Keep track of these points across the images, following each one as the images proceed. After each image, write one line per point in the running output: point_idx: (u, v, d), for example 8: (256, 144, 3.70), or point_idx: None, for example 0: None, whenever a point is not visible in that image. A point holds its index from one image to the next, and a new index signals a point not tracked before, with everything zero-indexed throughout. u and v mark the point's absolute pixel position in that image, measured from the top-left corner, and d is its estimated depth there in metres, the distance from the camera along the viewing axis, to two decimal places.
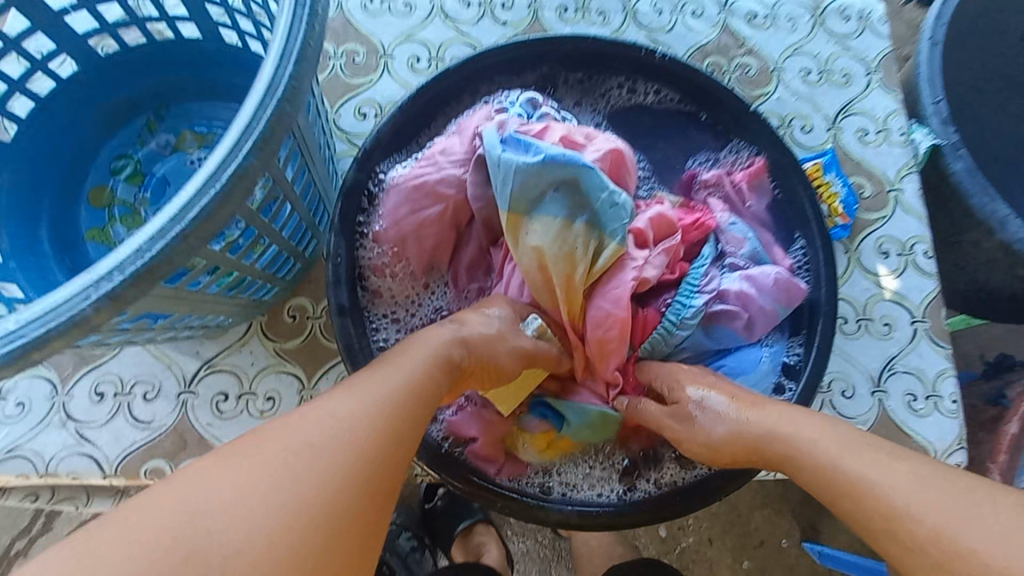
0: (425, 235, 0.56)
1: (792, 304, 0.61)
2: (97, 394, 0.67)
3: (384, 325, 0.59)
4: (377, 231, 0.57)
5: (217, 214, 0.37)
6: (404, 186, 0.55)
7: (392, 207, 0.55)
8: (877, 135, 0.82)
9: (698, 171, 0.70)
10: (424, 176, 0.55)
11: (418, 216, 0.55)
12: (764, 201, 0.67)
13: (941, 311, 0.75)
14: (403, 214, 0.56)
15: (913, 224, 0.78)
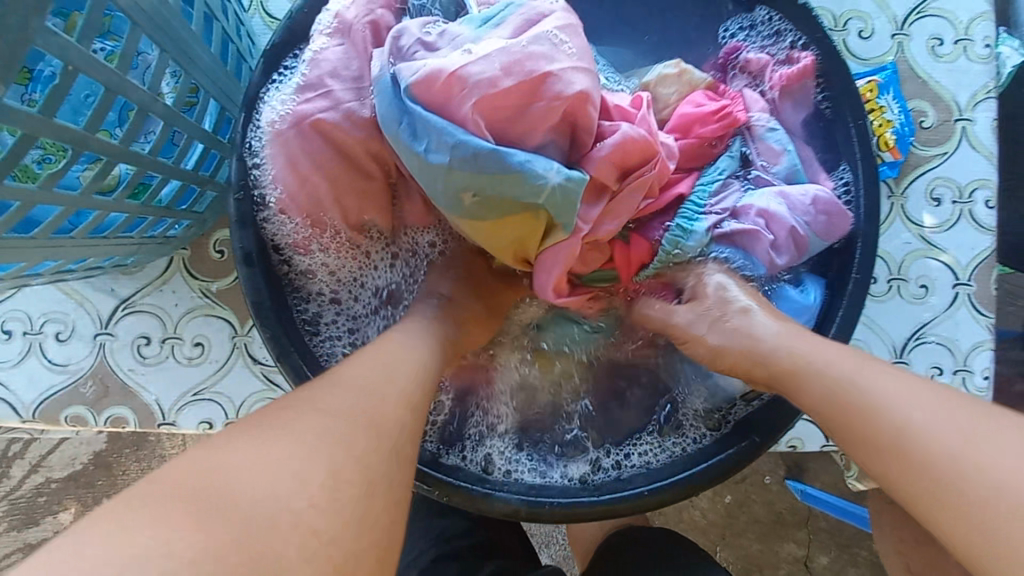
0: (341, 192, 0.44)
1: (833, 236, 0.50)
2: (5, 332, 0.59)
3: (323, 308, 0.49)
4: (280, 199, 0.44)
5: None
6: (297, 131, 0.42)
7: (290, 163, 0.43)
8: (954, 46, 0.64)
9: (740, 48, 0.54)
10: (316, 113, 0.42)
11: (325, 168, 0.43)
12: (803, 113, 0.53)
13: (992, 273, 0.63)
14: (303, 172, 0.43)
15: (980, 165, 0.63)
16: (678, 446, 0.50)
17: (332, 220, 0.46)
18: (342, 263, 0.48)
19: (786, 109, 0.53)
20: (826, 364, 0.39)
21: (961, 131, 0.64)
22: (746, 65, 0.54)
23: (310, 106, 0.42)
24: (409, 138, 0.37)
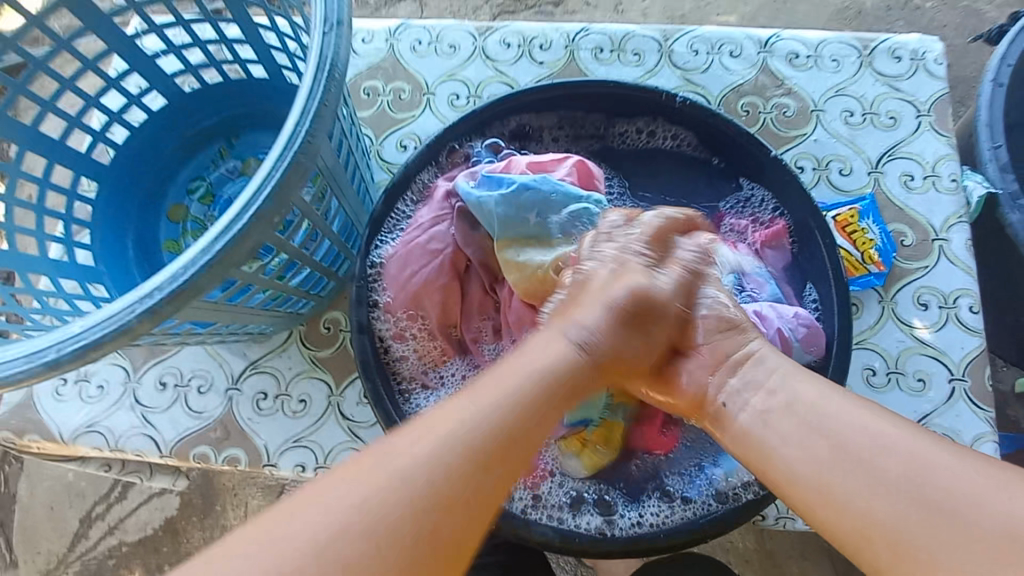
0: (430, 293, 0.61)
1: (814, 350, 0.61)
2: (161, 383, 0.76)
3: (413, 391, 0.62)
4: (387, 301, 0.61)
5: (240, 247, 0.39)
6: (401, 254, 0.61)
7: (396, 274, 0.60)
8: (924, 181, 0.78)
9: (726, 214, 0.70)
10: (415, 240, 0.61)
11: (419, 275, 0.60)
12: (784, 258, 0.66)
13: (985, 370, 0.70)
14: (410, 276, 0.61)
15: (960, 276, 0.74)
16: (686, 510, 0.56)
17: (424, 314, 0.62)
18: (427, 348, 0.63)
19: (769, 257, 0.67)
20: (776, 388, 0.47)
21: (939, 248, 0.75)
22: (735, 224, 0.69)
23: (418, 235, 0.61)
24: (484, 186, 0.59)
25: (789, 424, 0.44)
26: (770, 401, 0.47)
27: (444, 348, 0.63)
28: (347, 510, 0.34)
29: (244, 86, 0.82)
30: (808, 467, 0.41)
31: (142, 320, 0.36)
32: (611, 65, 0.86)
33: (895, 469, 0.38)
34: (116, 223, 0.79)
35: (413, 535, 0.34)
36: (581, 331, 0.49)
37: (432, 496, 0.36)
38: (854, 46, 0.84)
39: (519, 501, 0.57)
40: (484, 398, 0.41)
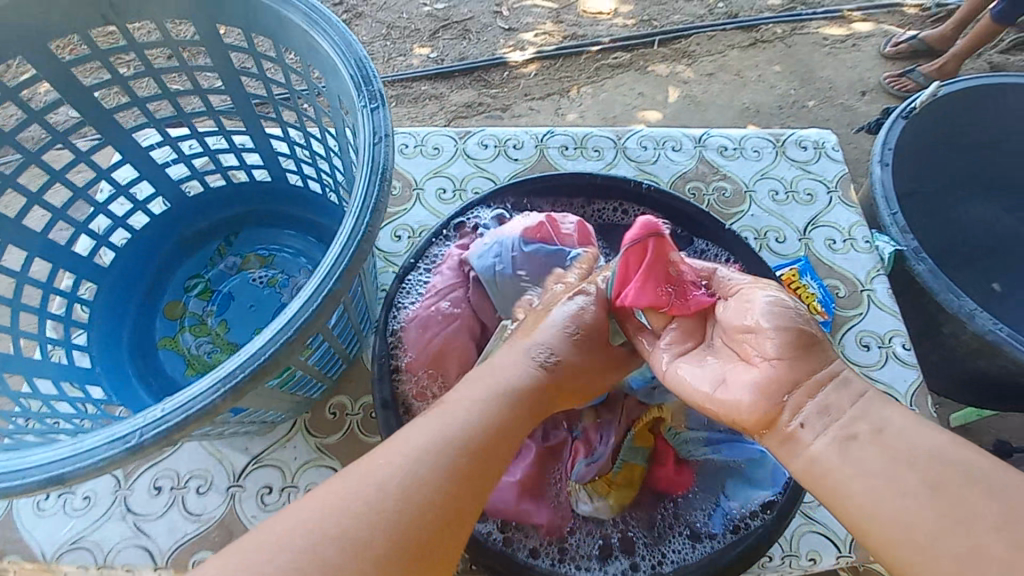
0: (449, 351, 0.67)
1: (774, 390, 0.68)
2: (156, 487, 0.73)
3: None
4: (407, 362, 0.67)
5: (312, 326, 0.43)
6: (419, 319, 0.68)
7: (415, 336, 0.67)
8: (844, 243, 0.93)
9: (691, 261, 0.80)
10: (431, 306, 0.69)
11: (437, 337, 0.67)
12: None
13: (928, 398, 0.82)
14: (429, 338, 0.68)
15: (889, 319, 0.87)
16: (709, 546, 0.60)
17: (442, 372, 0.67)
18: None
19: None
20: (860, 416, 0.46)
21: (868, 297, 0.89)
22: None
23: (438, 301, 0.69)
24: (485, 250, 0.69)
25: (870, 453, 0.43)
26: (854, 426, 0.45)
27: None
28: (343, 522, 0.38)
29: (245, 189, 0.88)
30: (895, 504, 0.40)
31: (225, 398, 0.39)
32: (576, 159, 0.99)
33: (989, 514, 0.38)
34: (112, 325, 0.80)
35: (406, 537, 0.39)
36: (545, 355, 0.54)
37: (421, 508, 0.40)
38: (769, 139, 1.03)
39: (547, 556, 0.61)
40: (438, 418, 0.46)
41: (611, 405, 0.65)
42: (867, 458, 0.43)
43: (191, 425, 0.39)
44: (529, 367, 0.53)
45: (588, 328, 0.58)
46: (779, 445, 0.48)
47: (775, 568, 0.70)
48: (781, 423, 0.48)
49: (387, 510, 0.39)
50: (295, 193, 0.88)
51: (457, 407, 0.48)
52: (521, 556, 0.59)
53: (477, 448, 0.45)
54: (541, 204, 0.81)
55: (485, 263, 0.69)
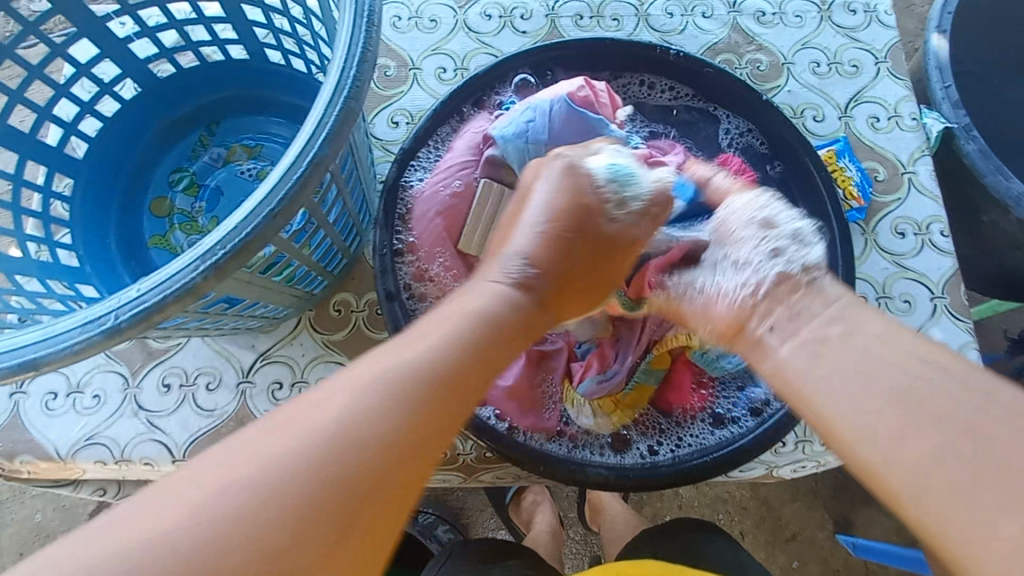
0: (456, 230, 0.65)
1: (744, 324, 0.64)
2: (165, 386, 0.72)
3: None
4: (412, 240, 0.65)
5: (299, 198, 0.38)
6: (427, 200, 0.65)
7: (426, 216, 0.65)
8: (889, 121, 0.84)
9: (725, 139, 0.72)
10: (439, 187, 0.65)
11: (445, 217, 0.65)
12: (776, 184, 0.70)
13: (960, 287, 0.77)
14: (435, 215, 0.64)
15: (929, 205, 0.80)
16: (728, 430, 0.60)
17: (446, 250, 0.65)
18: (449, 289, 0.66)
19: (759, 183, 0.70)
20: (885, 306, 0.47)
21: (909, 181, 0.81)
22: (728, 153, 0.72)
23: (448, 176, 0.65)
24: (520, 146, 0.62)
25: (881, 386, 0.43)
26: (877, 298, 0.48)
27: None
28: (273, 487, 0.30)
29: (221, 70, 0.79)
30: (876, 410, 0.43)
31: (207, 277, 0.35)
32: (592, 30, 0.87)
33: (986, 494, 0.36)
34: (97, 222, 0.75)
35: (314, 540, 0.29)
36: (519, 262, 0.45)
37: (408, 415, 0.34)
38: (814, 1, 0.89)
39: (560, 444, 0.59)
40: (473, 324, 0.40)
41: (629, 322, 0.60)
42: (831, 368, 0.40)
43: (172, 307, 0.35)
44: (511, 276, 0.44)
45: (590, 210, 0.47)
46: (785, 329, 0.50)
47: (788, 454, 0.71)
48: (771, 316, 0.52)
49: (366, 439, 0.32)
50: (277, 73, 0.78)
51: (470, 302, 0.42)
52: (529, 442, 0.58)
53: (445, 393, 0.36)
54: (565, 76, 0.72)
55: (516, 131, 0.62)
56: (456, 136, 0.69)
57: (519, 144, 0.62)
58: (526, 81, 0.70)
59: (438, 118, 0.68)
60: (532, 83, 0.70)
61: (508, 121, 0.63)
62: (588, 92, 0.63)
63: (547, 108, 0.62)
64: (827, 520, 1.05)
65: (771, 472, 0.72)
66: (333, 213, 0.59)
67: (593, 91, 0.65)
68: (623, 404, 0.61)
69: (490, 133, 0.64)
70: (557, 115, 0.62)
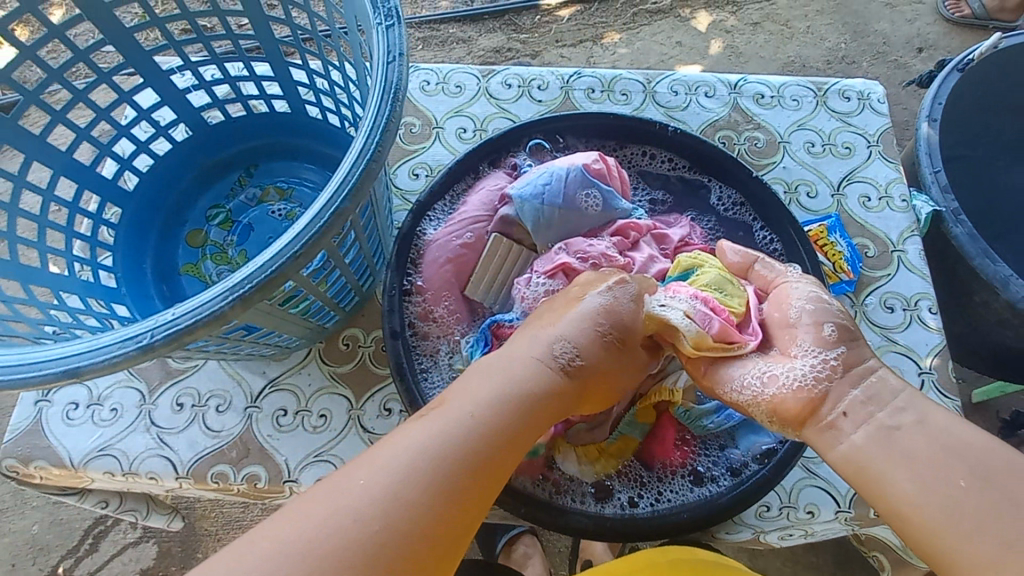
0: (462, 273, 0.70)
1: None
2: (178, 404, 0.77)
3: (427, 365, 0.68)
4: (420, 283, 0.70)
5: (320, 242, 0.43)
6: (438, 246, 0.71)
7: (435, 260, 0.70)
8: (879, 201, 0.88)
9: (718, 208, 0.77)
10: (452, 236, 0.71)
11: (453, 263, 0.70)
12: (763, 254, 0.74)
13: (948, 363, 0.79)
14: (445, 262, 0.70)
15: (918, 282, 0.83)
16: (706, 489, 0.61)
17: (452, 295, 0.70)
18: (449, 332, 0.70)
19: None
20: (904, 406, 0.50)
21: (898, 258, 0.85)
22: (717, 223, 0.77)
23: (460, 229, 0.71)
24: (534, 208, 0.69)
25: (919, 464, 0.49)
26: (899, 417, 0.50)
27: (464, 334, 0.71)
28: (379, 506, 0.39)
29: (264, 120, 0.87)
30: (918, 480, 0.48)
31: (233, 306, 0.40)
32: (602, 102, 0.95)
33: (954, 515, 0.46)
34: (137, 247, 0.82)
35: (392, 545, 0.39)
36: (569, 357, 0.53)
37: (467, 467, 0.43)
38: (810, 87, 0.97)
39: (543, 488, 0.61)
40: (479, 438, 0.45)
41: None
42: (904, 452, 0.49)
43: (199, 330, 0.40)
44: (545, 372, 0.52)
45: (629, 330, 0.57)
46: (819, 433, 0.53)
47: (773, 519, 0.71)
48: (822, 413, 0.53)
49: (402, 517, 0.40)
50: (312, 125, 0.86)
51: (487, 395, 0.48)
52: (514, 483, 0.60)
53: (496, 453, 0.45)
54: (574, 143, 0.79)
55: (533, 192, 0.69)
56: (470, 192, 0.75)
57: (535, 205, 0.69)
58: (539, 146, 0.77)
59: (455, 174, 0.75)
60: (546, 148, 0.78)
61: (526, 182, 0.70)
62: (602, 165, 0.70)
63: (563, 175, 0.69)
64: None
65: (758, 538, 0.73)
66: (349, 255, 0.64)
67: (606, 164, 0.71)
68: (608, 457, 0.63)
69: (508, 191, 0.71)
70: (572, 184, 0.69)
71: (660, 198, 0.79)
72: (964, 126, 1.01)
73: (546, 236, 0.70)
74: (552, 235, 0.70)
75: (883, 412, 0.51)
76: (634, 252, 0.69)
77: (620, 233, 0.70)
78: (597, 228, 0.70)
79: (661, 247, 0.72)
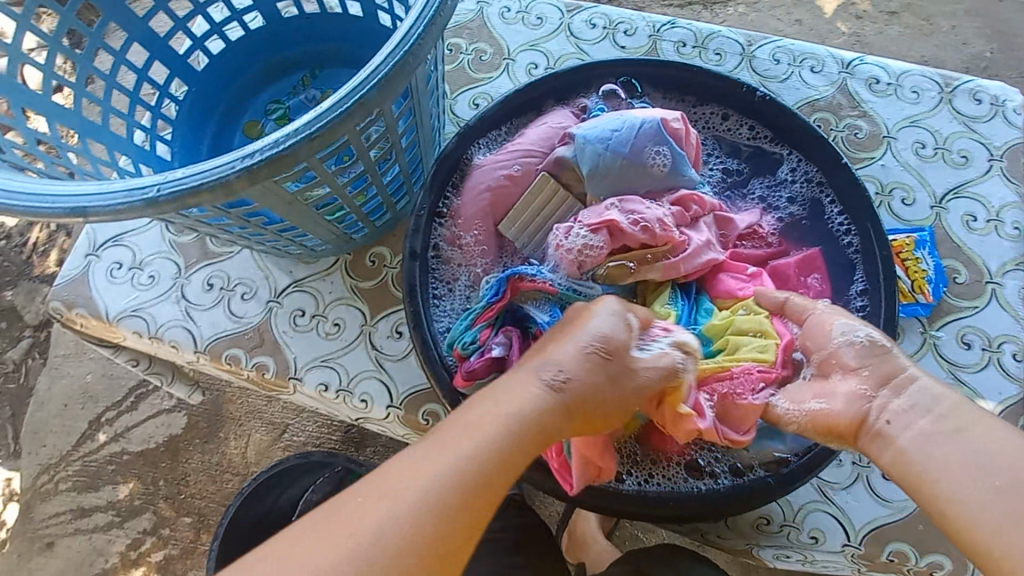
0: (498, 204, 0.66)
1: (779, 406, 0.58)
2: (208, 284, 0.79)
3: (443, 291, 0.66)
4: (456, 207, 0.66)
5: (339, 129, 0.41)
6: (482, 172, 0.66)
7: (475, 186, 0.66)
8: (986, 224, 0.77)
9: (792, 191, 0.69)
10: (500, 164, 0.66)
11: (491, 193, 0.65)
12: (832, 250, 0.66)
13: (1020, 419, 0.69)
14: (484, 190, 0.66)
15: (1009, 323, 0.72)
16: (700, 483, 0.57)
17: (483, 226, 0.66)
18: (472, 263, 0.67)
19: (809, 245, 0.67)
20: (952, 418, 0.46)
21: (992, 291, 0.74)
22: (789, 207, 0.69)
23: (509, 159, 0.66)
24: (595, 152, 0.61)
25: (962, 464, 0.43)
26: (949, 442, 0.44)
27: (486, 269, 0.67)
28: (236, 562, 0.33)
29: (336, 20, 0.85)
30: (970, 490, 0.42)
31: (240, 177, 0.39)
32: (691, 60, 0.87)
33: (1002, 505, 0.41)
34: (196, 128, 0.83)
35: None
36: (556, 374, 0.46)
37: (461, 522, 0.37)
38: (936, 81, 0.84)
39: None
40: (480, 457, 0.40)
41: None
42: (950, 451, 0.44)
43: (203, 194, 0.39)
44: (539, 391, 0.45)
45: (619, 348, 0.49)
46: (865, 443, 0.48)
47: (771, 534, 0.66)
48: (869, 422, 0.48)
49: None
50: (381, 34, 0.84)
51: (465, 428, 0.41)
52: None
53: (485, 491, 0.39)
54: (651, 94, 0.71)
55: (599, 135, 0.61)
56: (531, 124, 0.69)
57: (596, 149, 0.61)
58: (615, 92, 0.69)
59: (515, 103, 0.69)
60: (620, 95, 0.70)
61: (594, 124, 0.63)
62: (682, 129, 0.62)
63: (636, 124, 0.61)
64: None
65: (750, 549, 0.68)
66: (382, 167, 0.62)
67: (685, 131, 0.64)
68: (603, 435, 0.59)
69: (570, 130, 0.64)
70: (644, 139, 0.61)
71: (731, 171, 0.71)
72: None
73: (598, 186, 0.62)
74: (605, 187, 0.62)
75: (926, 421, 0.46)
76: (692, 231, 0.62)
77: (681, 205, 0.62)
78: (658, 192, 0.62)
79: (722, 232, 0.65)
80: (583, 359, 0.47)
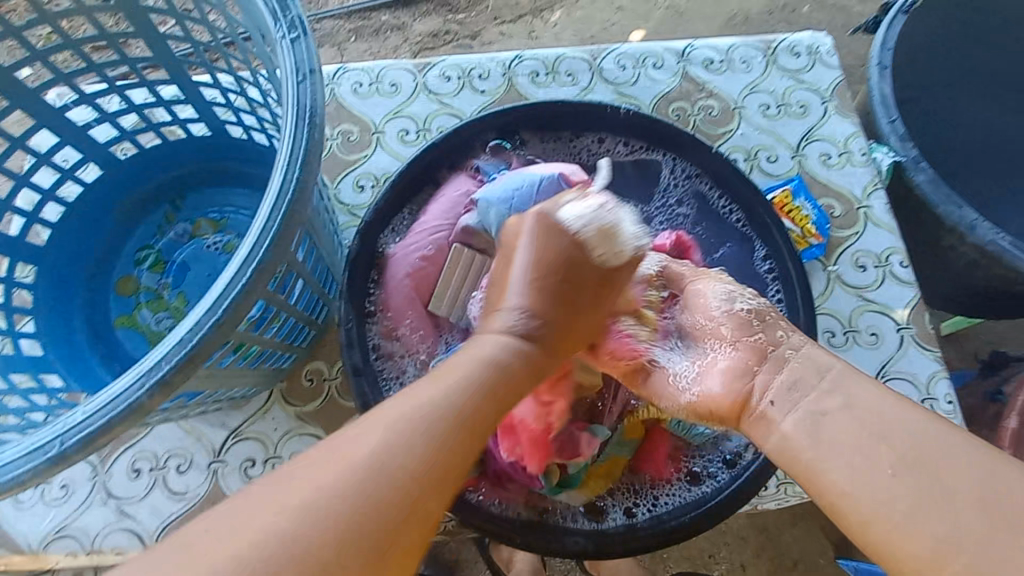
0: (422, 284, 0.65)
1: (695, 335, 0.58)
2: (134, 471, 0.71)
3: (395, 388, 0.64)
4: (383, 301, 0.65)
5: (246, 303, 0.38)
6: (398, 258, 0.65)
7: (396, 273, 0.65)
8: (840, 158, 0.87)
9: (679, 188, 0.74)
10: (415, 245, 0.65)
11: (414, 277, 0.65)
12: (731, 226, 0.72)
13: (924, 315, 0.79)
14: (405, 277, 0.65)
15: (886, 237, 0.83)
16: (701, 488, 0.60)
17: (414, 312, 0.65)
18: (415, 351, 0.65)
19: (710, 230, 0.73)
20: None
21: (865, 215, 0.84)
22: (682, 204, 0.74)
23: (421, 240, 0.65)
24: (501, 218, 0.63)
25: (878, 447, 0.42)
26: None
27: (430, 352, 0.66)
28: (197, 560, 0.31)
29: (182, 147, 0.79)
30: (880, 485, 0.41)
31: (152, 396, 0.34)
32: (548, 86, 0.90)
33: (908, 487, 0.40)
34: (62, 307, 0.74)
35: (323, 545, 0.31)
36: (518, 319, 0.47)
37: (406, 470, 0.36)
38: (758, 47, 0.93)
39: (534, 513, 0.58)
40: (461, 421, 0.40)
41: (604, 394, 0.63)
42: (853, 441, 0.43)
43: (118, 428, 0.34)
44: (501, 334, 0.47)
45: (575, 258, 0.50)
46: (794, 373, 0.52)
47: (771, 495, 0.70)
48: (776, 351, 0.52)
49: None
50: (237, 147, 0.79)
51: (438, 379, 0.42)
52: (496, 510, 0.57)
53: (472, 428, 0.40)
54: (529, 137, 0.73)
55: (502, 196, 0.64)
56: (432, 199, 0.68)
57: (502, 210, 0.63)
58: (501, 145, 0.71)
59: (406, 185, 0.68)
60: (506, 147, 0.72)
61: (496, 185, 0.65)
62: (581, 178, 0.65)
63: (537, 182, 0.64)
64: (827, 546, 1.02)
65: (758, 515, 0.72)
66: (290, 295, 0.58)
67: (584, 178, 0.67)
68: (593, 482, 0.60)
69: (474, 197, 0.66)
70: (546, 198, 0.63)
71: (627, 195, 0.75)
72: (930, 56, 0.96)
73: None
74: None
75: None
76: None
77: None
78: None
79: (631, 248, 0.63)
80: (541, 290, 0.49)
